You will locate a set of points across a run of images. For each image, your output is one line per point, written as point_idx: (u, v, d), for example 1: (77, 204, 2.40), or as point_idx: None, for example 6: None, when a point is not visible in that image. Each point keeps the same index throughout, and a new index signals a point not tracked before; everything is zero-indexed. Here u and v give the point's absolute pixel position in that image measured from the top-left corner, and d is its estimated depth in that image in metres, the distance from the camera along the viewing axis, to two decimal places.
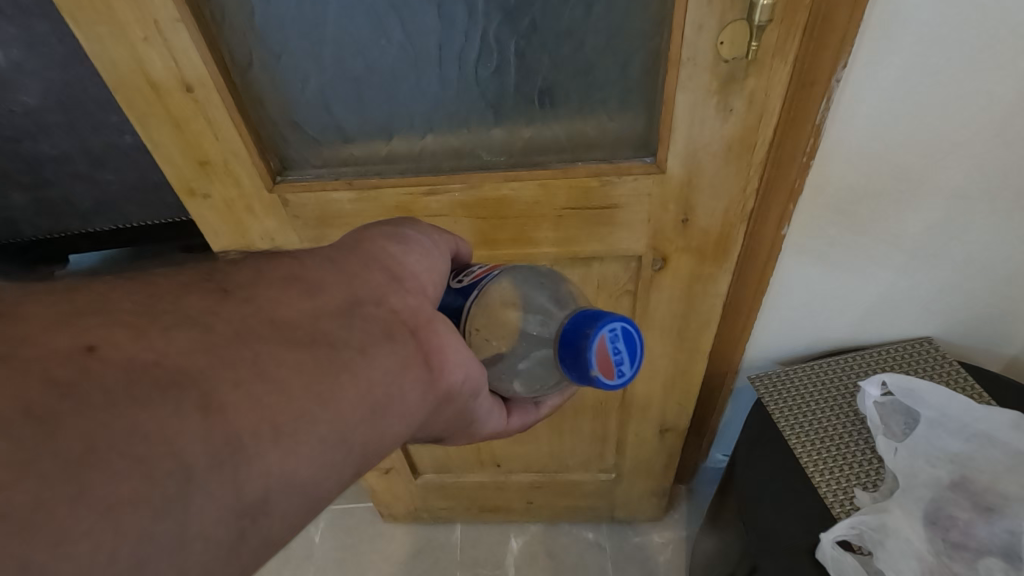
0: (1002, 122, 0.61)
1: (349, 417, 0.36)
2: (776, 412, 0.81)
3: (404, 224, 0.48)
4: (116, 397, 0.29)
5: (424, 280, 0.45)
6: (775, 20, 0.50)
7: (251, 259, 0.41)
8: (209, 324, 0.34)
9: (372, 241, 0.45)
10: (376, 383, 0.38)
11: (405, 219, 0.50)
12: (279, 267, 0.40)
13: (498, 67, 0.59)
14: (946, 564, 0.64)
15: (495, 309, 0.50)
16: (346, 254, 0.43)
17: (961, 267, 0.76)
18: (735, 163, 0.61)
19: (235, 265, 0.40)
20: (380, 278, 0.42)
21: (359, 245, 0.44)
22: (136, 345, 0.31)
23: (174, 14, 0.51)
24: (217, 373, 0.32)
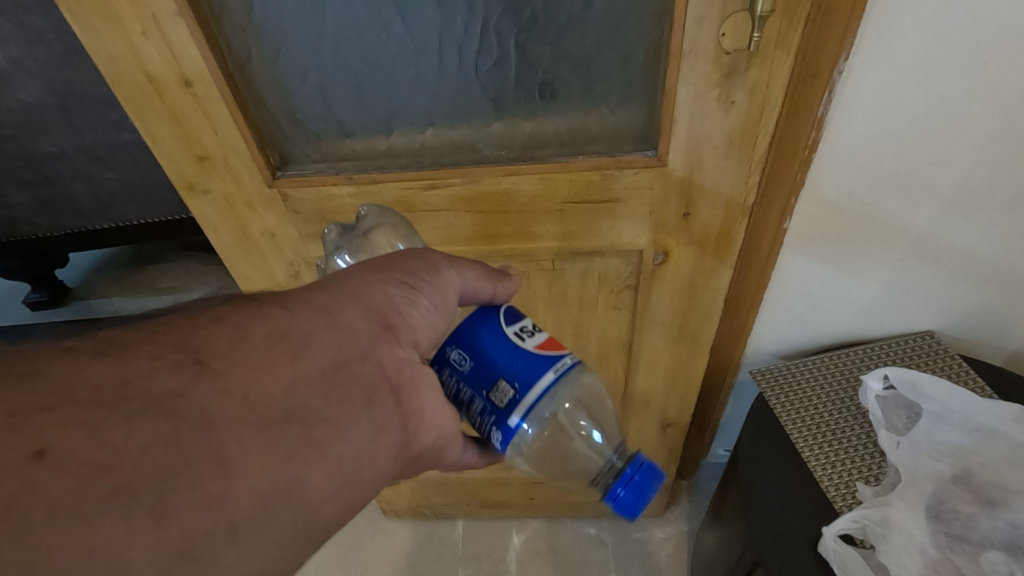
0: (1005, 117, 0.61)
1: (320, 492, 0.38)
2: (778, 406, 0.81)
3: (415, 263, 0.47)
4: (70, 503, 0.29)
5: (420, 334, 0.45)
6: (777, 11, 0.50)
7: (232, 307, 0.41)
8: (177, 410, 0.34)
9: (378, 286, 0.45)
10: (347, 460, 0.40)
11: (418, 249, 0.49)
12: (265, 323, 0.40)
13: (498, 61, 0.59)
14: (949, 557, 0.64)
15: (566, 393, 0.51)
16: (345, 301, 0.43)
17: (963, 261, 0.76)
18: (737, 155, 0.61)
19: (216, 318, 0.40)
20: (371, 335, 0.43)
21: (361, 289, 0.44)
22: (98, 440, 0.31)
23: (172, 7, 0.51)
24: (180, 470, 0.32)
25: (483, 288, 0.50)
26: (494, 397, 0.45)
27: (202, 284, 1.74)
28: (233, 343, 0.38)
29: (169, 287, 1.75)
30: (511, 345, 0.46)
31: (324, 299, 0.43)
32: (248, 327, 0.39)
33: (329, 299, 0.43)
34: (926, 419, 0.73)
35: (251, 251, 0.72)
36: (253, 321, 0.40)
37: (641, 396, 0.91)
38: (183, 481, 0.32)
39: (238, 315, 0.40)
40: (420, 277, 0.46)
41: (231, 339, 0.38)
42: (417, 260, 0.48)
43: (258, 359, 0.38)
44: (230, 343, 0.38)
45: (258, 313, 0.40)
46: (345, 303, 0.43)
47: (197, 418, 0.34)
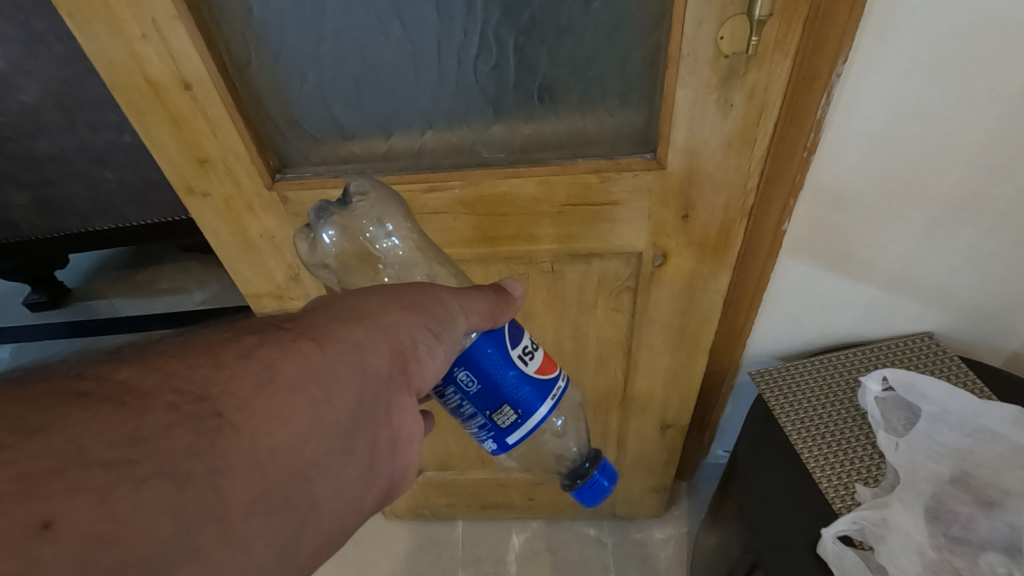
0: (1003, 121, 0.61)
1: (309, 547, 0.37)
2: (777, 407, 0.81)
3: (444, 305, 0.47)
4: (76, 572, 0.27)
5: (429, 380, 0.46)
6: (775, 15, 0.50)
7: (248, 335, 0.39)
8: (190, 471, 0.32)
9: (401, 325, 0.44)
10: (341, 511, 0.39)
11: (444, 287, 0.49)
12: (293, 361, 0.38)
13: (497, 64, 0.59)
14: (947, 559, 0.64)
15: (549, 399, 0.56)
16: (375, 341, 0.43)
17: (962, 263, 0.76)
18: (736, 157, 0.61)
19: (241, 351, 0.38)
20: (389, 380, 0.43)
21: (392, 330, 0.44)
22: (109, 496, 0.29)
23: (171, 11, 0.51)
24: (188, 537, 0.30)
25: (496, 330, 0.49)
26: (496, 417, 0.50)
27: (202, 285, 1.74)
28: (257, 386, 0.36)
29: (169, 288, 1.75)
30: (516, 367, 0.49)
31: (351, 336, 0.42)
32: (274, 366, 0.38)
33: (356, 335, 0.42)
34: (924, 421, 0.74)
35: (251, 254, 0.72)
36: (281, 359, 0.38)
37: (641, 397, 0.91)
38: (198, 547, 0.31)
39: (264, 351, 0.38)
40: (440, 318, 0.46)
41: (252, 384, 0.36)
42: (437, 299, 0.48)
43: (284, 406, 0.37)
44: (253, 387, 0.36)
45: (286, 350, 0.39)
46: (371, 343, 0.43)
47: (209, 477, 0.32)
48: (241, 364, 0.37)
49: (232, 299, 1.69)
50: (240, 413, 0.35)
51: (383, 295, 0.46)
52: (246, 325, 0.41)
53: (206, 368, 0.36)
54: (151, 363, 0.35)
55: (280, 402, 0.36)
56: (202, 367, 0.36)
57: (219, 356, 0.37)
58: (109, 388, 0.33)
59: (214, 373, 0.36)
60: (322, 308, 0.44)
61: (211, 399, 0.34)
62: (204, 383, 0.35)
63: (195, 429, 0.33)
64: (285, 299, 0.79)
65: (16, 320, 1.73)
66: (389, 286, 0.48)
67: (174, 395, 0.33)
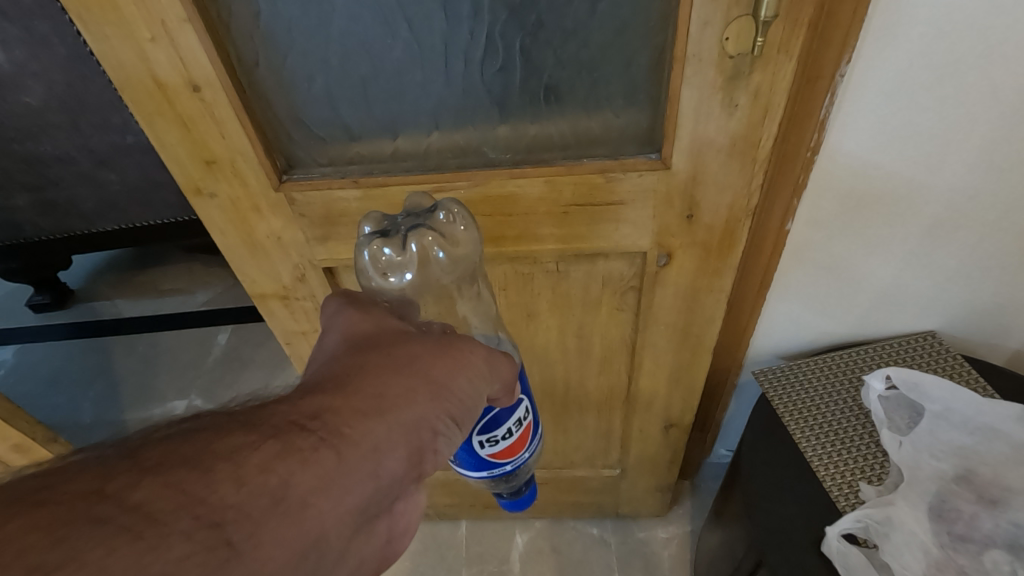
0: (1004, 122, 0.62)
1: None
2: (780, 406, 0.81)
3: (461, 379, 0.46)
4: None
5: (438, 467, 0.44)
6: (781, 15, 0.50)
7: (271, 441, 0.36)
8: None
9: (423, 413, 0.42)
10: None
11: (468, 351, 0.48)
12: (309, 477, 0.35)
13: (503, 65, 0.59)
14: (951, 556, 0.64)
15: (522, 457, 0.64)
16: (394, 438, 0.40)
17: (964, 263, 0.77)
18: (740, 158, 0.61)
19: (261, 466, 0.34)
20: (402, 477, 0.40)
21: (410, 418, 0.41)
22: None
23: (181, 14, 0.51)
24: None
25: (508, 396, 0.53)
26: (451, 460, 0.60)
27: (204, 286, 1.75)
28: (272, 508, 0.33)
29: (172, 289, 1.75)
30: (474, 450, 0.57)
31: (375, 433, 0.39)
32: (291, 480, 0.35)
33: (377, 433, 0.39)
34: (927, 419, 0.74)
35: (257, 255, 0.73)
36: (298, 473, 0.35)
37: (645, 397, 0.91)
38: None
39: (284, 465, 0.35)
40: (464, 398, 0.46)
41: (266, 505, 0.33)
42: (466, 371, 0.46)
43: (292, 528, 0.34)
44: (267, 507, 0.33)
45: (304, 461, 0.35)
46: (390, 442, 0.40)
47: None
48: (258, 482, 0.34)
49: (235, 299, 1.70)
50: (253, 539, 0.32)
51: (411, 372, 0.43)
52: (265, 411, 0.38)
53: (226, 484, 0.33)
54: (172, 480, 0.32)
55: (292, 523, 0.34)
56: (220, 484, 0.32)
57: (239, 467, 0.34)
58: (127, 514, 0.30)
59: (233, 489, 0.33)
60: (346, 393, 0.40)
61: (226, 523, 0.32)
62: (217, 503, 0.32)
63: (210, 565, 0.30)
64: (290, 299, 0.79)
65: (18, 321, 1.73)
66: (418, 356, 0.45)
67: (189, 520, 0.31)
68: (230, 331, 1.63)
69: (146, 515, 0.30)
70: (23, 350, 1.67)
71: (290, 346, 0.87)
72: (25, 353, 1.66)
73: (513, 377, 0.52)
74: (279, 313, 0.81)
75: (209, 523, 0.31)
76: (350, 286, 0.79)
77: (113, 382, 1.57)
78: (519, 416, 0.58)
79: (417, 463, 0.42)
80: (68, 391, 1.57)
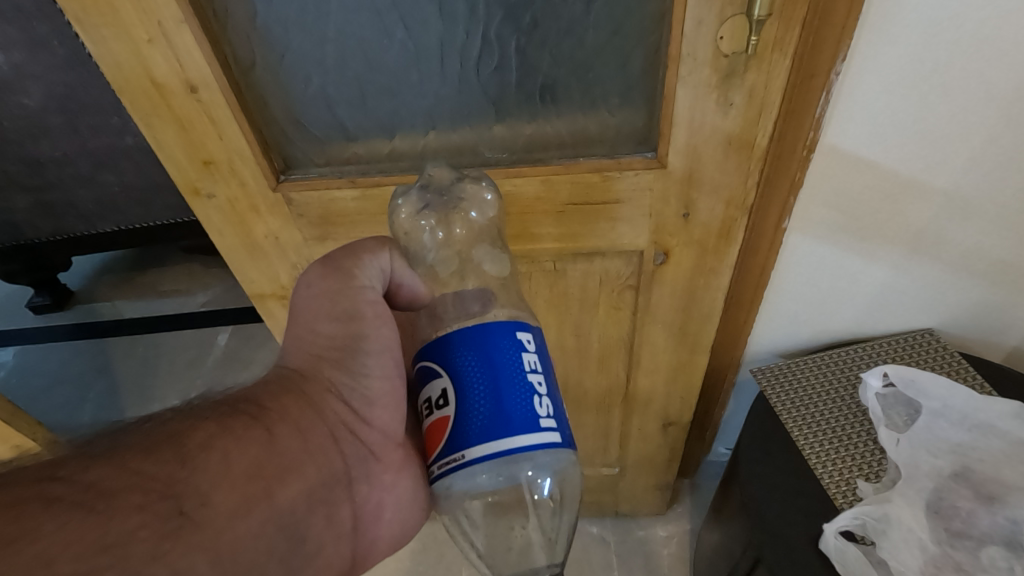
0: (997, 120, 0.62)
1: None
2: (778, 403, 0.81)
3: (321, 321, 0.52)
4: None
5: (373, 425, 0.54)
6: (775, 14, 0.51)
7: (206, 425, 0.45)
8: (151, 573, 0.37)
9: (328, 382, 0.52)
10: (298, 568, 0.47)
11: (322, 286, 0.52)
12: (245, 454, 0.45)
13: (499, 64, 0.59)
14: (949, 554, 0.65)
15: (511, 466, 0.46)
16: (307, 411, 0.50)
17: (960, 261, 0.77)
18: (736, 156, 0.61)
19: (201, 446, 0.43)
20: (324, 440, 0.51)
21: (311, 390, 0.51)
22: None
23: (177, 15, 0.51)
24: None
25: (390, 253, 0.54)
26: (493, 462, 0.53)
27: (204, 286, 1.75)
28: (217, 482, 0.42)
29: (171, 289, 1.75)
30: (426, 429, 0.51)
31: (296, 411, 0.50)
32: (229, 456, 0.44)
33: (295, 411, 0.50)
34: (925, 417, 0.74)
35: (256, 255, 0.73)
36: (233, 451, 0.44)
37: (643, 396, 0.91)
38: None
39: (221, 441, 0.44)
40: (334, 335, 0.52)
41: (209, 479, 0.42)
42: (331, 298, 0.52)
43: (235, 498, 0.43)
44: (211, 483, 0.42)
45: (236, 438, 0.45)
46: (306, 418, 0.50)
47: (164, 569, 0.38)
48: (201, 457, 0.43)
49: (235, 300, 1.70)
50: (196, 509, 0.41)
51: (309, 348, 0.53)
52: (209, 408, 0.47)
53: (170, 464, 0.41)
54: (123, 462, 0.40)
55: (234, 491, 0.43)
56: (165, 463, 0.41)
57: (182, 449, 0.42)
58: (78, 493, 0.37)
59: (178, 467, 0.41)
60: (268, 386, 0.51)
61: (175, 496, 0.40)
62: (167, 480, 0.40)
63: (163, 530, 0.38)
64: (289, 299, 0.79)
65: (18, 323, 1.73)
66: (304, 331, 0.53)
67: (140, 495, 0.39)
68: (230, 331, 1.64)
69: (96, 493, 0.37)
70: (23, 352, 1.67)
71: None
72: (25, 354, 1.66)
73: (369, 252, 0.53)
74: (278, 313, 0.82)
75: (159, 495, 0.40)
76: None
77: (113, 384, 1.57)
78: (431, 396, 0.47)
79: (333, 424, 0.51)
80: (68, 393, 1.57)
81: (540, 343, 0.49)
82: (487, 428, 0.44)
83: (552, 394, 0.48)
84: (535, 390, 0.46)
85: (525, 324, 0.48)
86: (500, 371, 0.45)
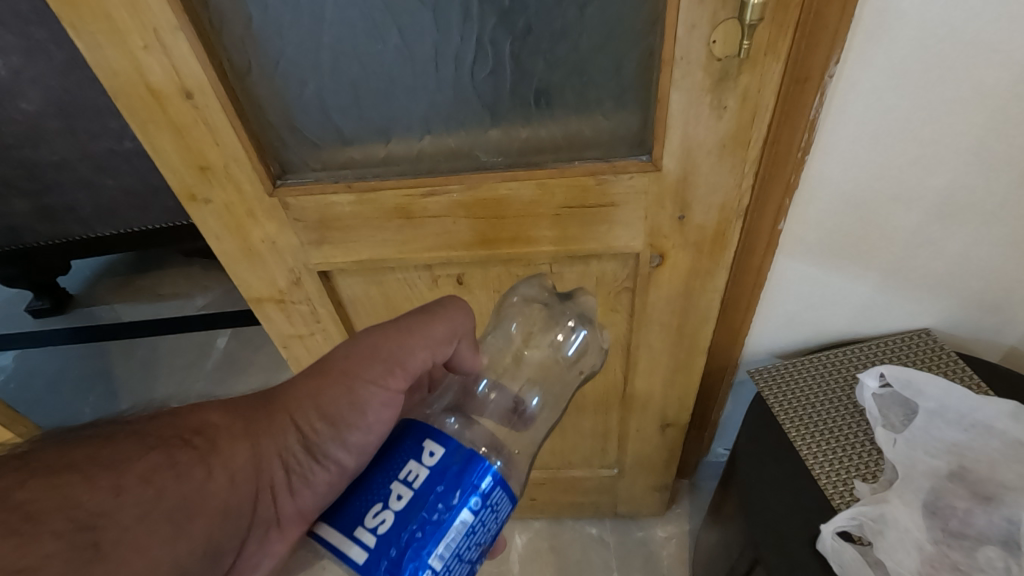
0: (989, 122, 0.62)
1: None
2: (775, 404, 0.82)
3: (340, 387, 0.55)
4: None
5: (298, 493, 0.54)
6: (766, 18, 0.51)
7: (147, 455, 0.45)
8: None
9: (282, 439, 0.53)
10: None
11: (364, 360, 0.55)
12: (173, 492, 0.45)
13: (493, 69, 0.60)
14: (945, 553, 0.65)
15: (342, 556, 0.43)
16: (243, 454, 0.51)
17: (955, 263, 0.77)
18: (730, 159, 0.62)
19: (140, 478, 0.43)
20: (248, 493, 0.51)
21: (261, 438, 0.52)
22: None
23: (172, 22, 0.52)
24: None
25: (455, 342, 0.58)
26: None
27: (203, 289, 1.75)
28: (139, 514, 0.42)
29: (171, 293, 1.76)
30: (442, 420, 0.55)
31: (243, 455, 0.51)
32: (162, 492, 0.44)
33: (240, 455, 0.50)
34: (922, 417, 0.74)
35: (252, 260, 0.73)
36: (169, 487, 0.44)
37: (641, 397, 0.92)
38: None
39: (158, 477, 0.44)
40: (337, 404, 0.55)
41: (135, 513, 0.42)
42: (348, 378, 0.55)
43: (152, 539, 0.42)
44: (135, 517, 0.42)
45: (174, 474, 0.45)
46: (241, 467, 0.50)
47: None
48: (135, 490, 0.43)
49: (235, 303, 1.71)
50: (116, 544, 0.40)
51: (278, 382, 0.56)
52: (156, 431, 0.47)
53: (105, 493, 0.41)
54: (58, 482, 0.40)
55: (153, 530, 0.42)
56: (99, 491, 0.41)
57: (119, 477, 0.42)
58: (10, 512, 0.37)
59: (109, 498, 0.41)
60: (234, 420, 0.52)
61: (97, 528, 0.40)
62: (93, 510, 0.40)
63: (76, 559, 0.38)
64: (287, 303, 0.79)
65: (18, 327, 1.73)
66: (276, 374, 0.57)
67: (63, 522, 0.39)
68: (230, 334, 1.64)
69: (24, 515, 0.38)
70: (23, 356, 1.67)
71: (287, 350, 0.87)
72: (25, 358, 1.67)
73: (438, 345, 0.57)
74: (275, 316, 0.82)
75: (83, 526, 0.39)
76: (346, 289, 0.80)
77: (112, 387, 1.58)
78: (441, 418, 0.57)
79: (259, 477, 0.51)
80: (67, 396, 1.58)
81: (455, 468, 0.44)
82: (347, 515, 0.45)
83: (407, 520, 0.42)
84: (389, 504, 0.43)
85: (445, 442, 0.45)
86: (390, 454, 0.46)
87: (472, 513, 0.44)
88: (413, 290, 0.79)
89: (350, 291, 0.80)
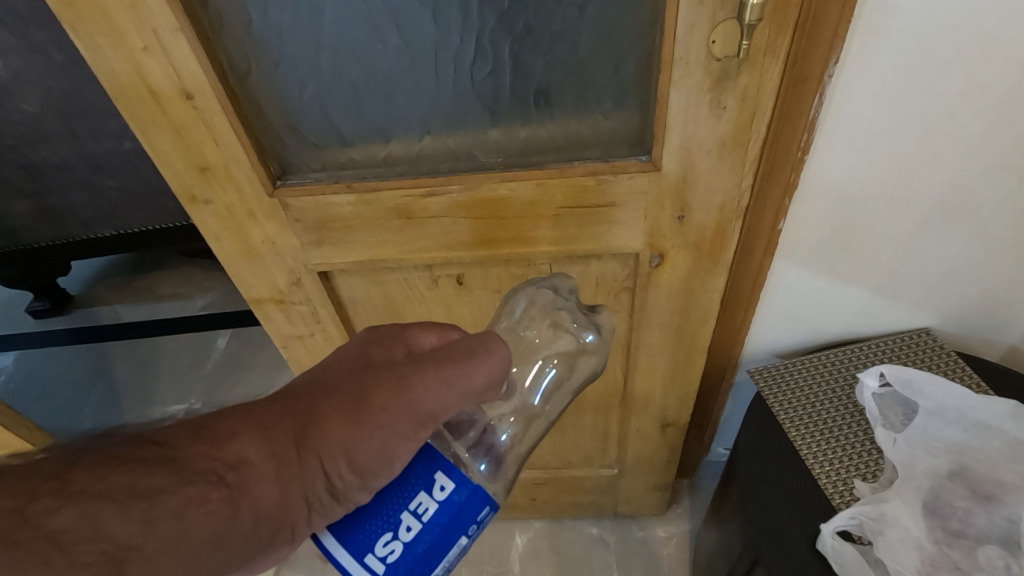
0: (989, 121, 0.62)
1: None
2: (775, 404, 0.82)
3: (376, 436, 0.47)
4: None
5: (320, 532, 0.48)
6: (766, 18, 0.51)
7: (182, 485, 0.41)
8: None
9: (311, 482, 0.46)
10: None
11: (404, 407, 0.48)
12: (202, 529, 0.41)
13: (492, 69, 0.60)
14: (946, 552, 0.65)
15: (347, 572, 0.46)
16: (268, 494, 0.45)
17: (955, 262, 0.77)
18: (730, 159, 0.62)
19: (173, 511, 0.40)
20: (268, 531, 0.45)
21: (288, 477, 0.45)
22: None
23: (172, 22, 0.52)
24: None
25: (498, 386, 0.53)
26: None
27: (203, 290, 1.75)
28: (164, 549, 0.40)
29: (171, 293, 1.76)
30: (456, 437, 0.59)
31: (269, 493, 0.45)
32: (189, 530, 0.41)
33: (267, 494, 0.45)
34: (922, 416, 0.74)
35: (252, 261, 0.73)
36: (198, 526, 0.41)
37: (641, 397, 0.92)
38: None
39: (190, 512, 0.41)
40: (370, 454, 0.47)
41: (162, 548, 0.40)
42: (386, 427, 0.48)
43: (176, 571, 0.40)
44: (165, 548, 0.40)
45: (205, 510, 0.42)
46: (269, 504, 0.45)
47: None
48: (164, 526, 0.40)
49: (235, 303, 1.71)
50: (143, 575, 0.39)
51: (321, 397, 0.49)
52: (190, 452, 0.43)
53: (136, 525, 0.39)
54: (86, 513, 0.38)
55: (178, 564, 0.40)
56: (131, 525, 0.39)
57: (151, 511, 0.39)
58: (41, 540, 0.36)
59: (141, 531, 0.39)
60: (267, 450, 0.45)
61: (123, 562, 0.38)
62: (122, 541, 0.38)
63: None
64: (287, 304, 0.79)
65: (17, 327, 1.73)
66: (318, 384, 0.50)
67: (92, 554, 0.37)
68: (230, 334, 1.64)
69: (56, 544, 0.36)
70: (23, 357, 1.67)
71: (286, 350, 0.87)
72: (25, 359, 1.66)
73: (481, 389, 0.51)
74: (275, 317, 0.82)
75: (110, 559, 0.37)
76: (346, 290, 0.80)
77: (112, 387, 1.58)
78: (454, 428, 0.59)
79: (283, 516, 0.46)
80: (68, 396, 1.58)
81: (462, 501, 0.47)
82: (351, 531, 0.47)
83: (415, 549, 0.46)
84: (397, 531, 0.46)
85: (456, 477, 0.47)
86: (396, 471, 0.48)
87: (467, 536, 0.49)
88: (413, 290, 0.79)
89: (350, 291, 0.80)
